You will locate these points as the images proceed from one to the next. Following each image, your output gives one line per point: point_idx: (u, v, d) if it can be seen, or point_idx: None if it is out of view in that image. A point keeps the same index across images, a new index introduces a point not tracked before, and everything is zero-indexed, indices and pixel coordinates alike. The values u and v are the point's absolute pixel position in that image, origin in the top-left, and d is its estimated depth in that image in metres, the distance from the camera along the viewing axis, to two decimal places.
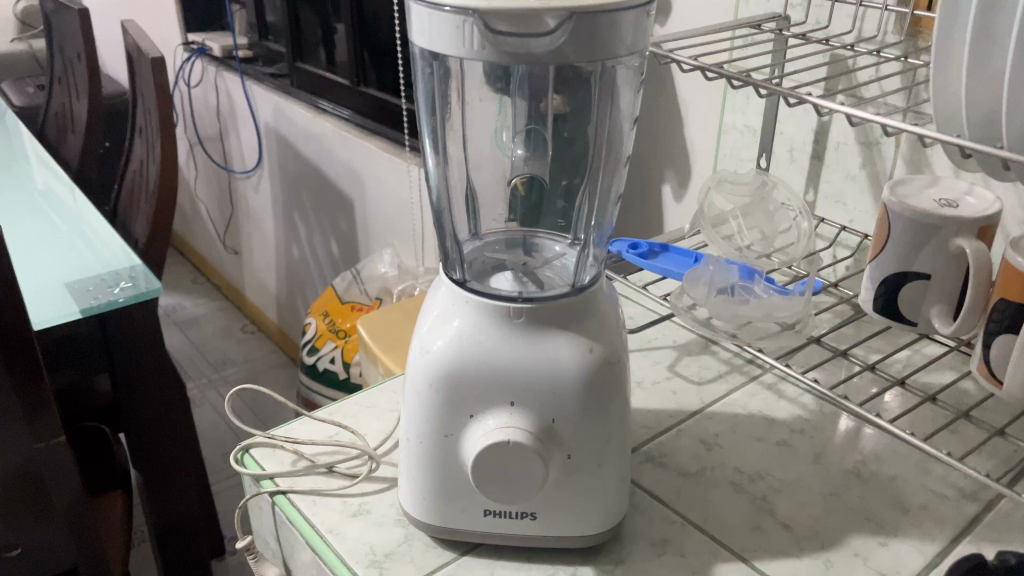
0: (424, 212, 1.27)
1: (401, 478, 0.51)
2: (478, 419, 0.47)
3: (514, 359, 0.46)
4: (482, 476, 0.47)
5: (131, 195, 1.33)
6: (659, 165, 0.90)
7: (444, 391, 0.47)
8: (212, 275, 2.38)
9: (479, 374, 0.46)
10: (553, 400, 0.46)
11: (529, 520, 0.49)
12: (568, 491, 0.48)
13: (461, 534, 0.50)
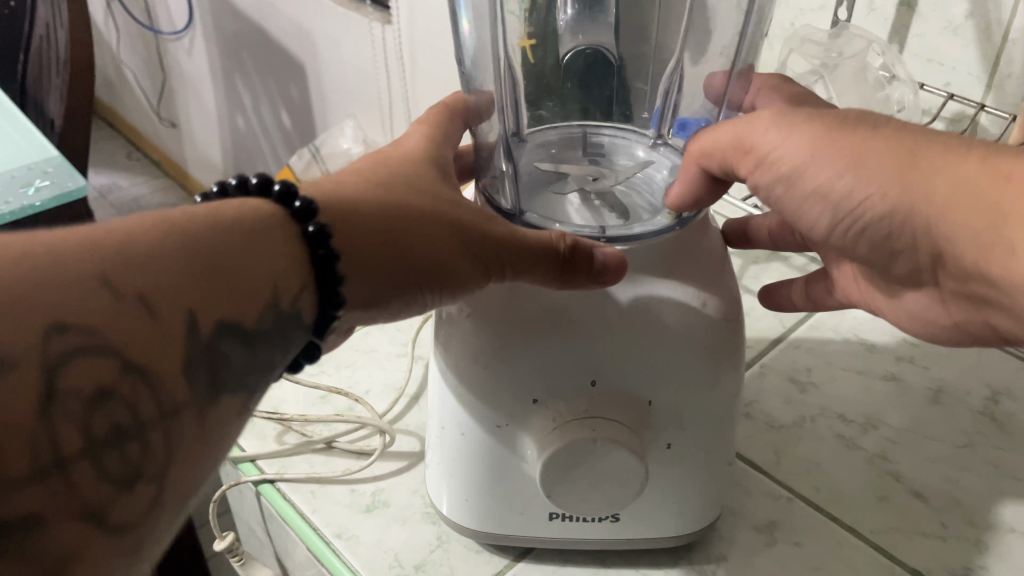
0: (392, 77, 1.08)
1: (434, 467, 0.39)
2: (546, 405, 0.33)
3: (602, 320, 0.32)
4: (553, 481, 0.34)
5: (41, 63, 1.11)
6: None
7: (496, 369, 0.33)
8: (149, 149, 2.15)
9: (550, 346, 0.32)
10: (654, 376, 0.33)
11: (610, 523, 0.37)
12: (663, 485, 0.36)
13: (519, 538, 0.38)
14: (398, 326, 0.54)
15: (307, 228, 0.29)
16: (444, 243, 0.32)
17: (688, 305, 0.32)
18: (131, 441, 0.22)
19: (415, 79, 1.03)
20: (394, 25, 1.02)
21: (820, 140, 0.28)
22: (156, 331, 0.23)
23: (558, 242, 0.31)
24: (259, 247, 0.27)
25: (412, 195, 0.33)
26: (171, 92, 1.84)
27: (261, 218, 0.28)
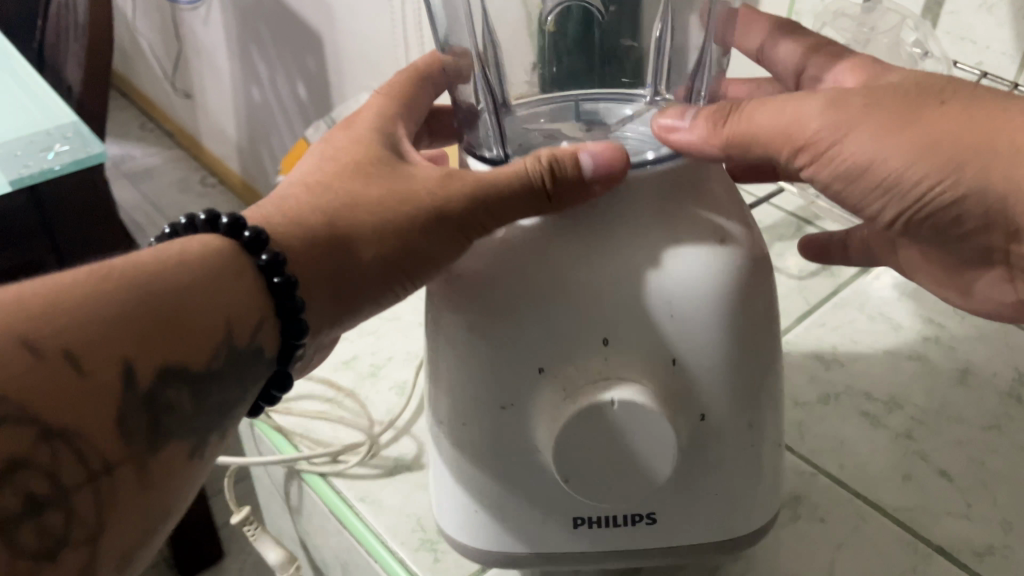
0: (411, 50, 1.07)
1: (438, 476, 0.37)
2: (553, 374, 0.32)
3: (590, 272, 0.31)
4: (570, 465, 0.31)
5: (58, 29, 1.11)
6: None
7: (494, 339, 0.32)
8: (163, 120, 2.15)
9: (542, 306, 0.31)
10: (664, 333, 0.31)
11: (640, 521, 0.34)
12: (686, 472, 0.33)
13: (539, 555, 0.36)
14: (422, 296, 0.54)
15: (262, 256, 0.30)
16: (395, 228, 0.33)
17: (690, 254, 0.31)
18: (57, 504, 0.24)
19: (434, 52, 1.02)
20: None
21: (887, 132, 0.29)
22: (89, 389, 0.24)
23: (534, 171, 0.32)
24: (204, 285, 0.28)
25: (362, 186, 0.34)
26: (186, 62, 1.83)
27: (208, 257, 0.29)
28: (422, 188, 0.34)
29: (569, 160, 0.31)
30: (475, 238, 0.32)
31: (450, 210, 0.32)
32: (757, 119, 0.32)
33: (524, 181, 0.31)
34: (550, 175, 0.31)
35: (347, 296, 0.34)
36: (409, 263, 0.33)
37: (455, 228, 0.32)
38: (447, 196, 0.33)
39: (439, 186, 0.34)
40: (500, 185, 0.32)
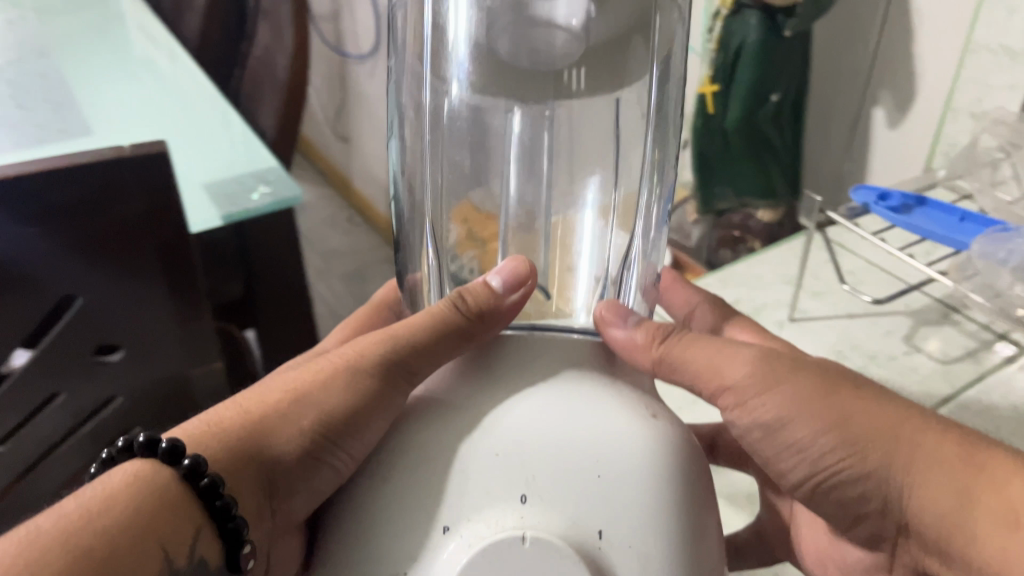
0: None
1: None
2: (466, 538, 0.33)
3: (479, 434, 0.35)
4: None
5: (257, 81, 1.25)
6: (848, 87, 0.78)
7: (417, 500, 0.34)
8: (318, 160, 2.32)
9: (456, 469, 0.34)
10: (577, 488, 0.33)
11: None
12: None
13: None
14: None
15: (184, 462, 0.35)
16: (329, 401, 0.39)
17: (593, 419, 0.35)
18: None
19: None
20: None
21: (799, 402, 0.39)
22: None
23: (452, 313, 0.40)
24: (125, 508, 0.33)
25: (286, 384, 0.40)
26: (348, 108, 1.99)
27: (131, 485, 0.34)
28: (347, 356, 0.41)
29: (479, 302, 0.40)
30: (406, 383, 0.39)
31: (371, 365, 0.39)
32: (689, 351, 0.40)
33: (440, 322, 0.40)
34: (468, 317, 0.40)
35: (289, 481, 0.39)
36: (331, 438, 0.38)
37: (383, 377, 0.39)
38: (368, 354, 0.40)
39: (363, 354, 0.40)
40: (418, 334, 0.40)
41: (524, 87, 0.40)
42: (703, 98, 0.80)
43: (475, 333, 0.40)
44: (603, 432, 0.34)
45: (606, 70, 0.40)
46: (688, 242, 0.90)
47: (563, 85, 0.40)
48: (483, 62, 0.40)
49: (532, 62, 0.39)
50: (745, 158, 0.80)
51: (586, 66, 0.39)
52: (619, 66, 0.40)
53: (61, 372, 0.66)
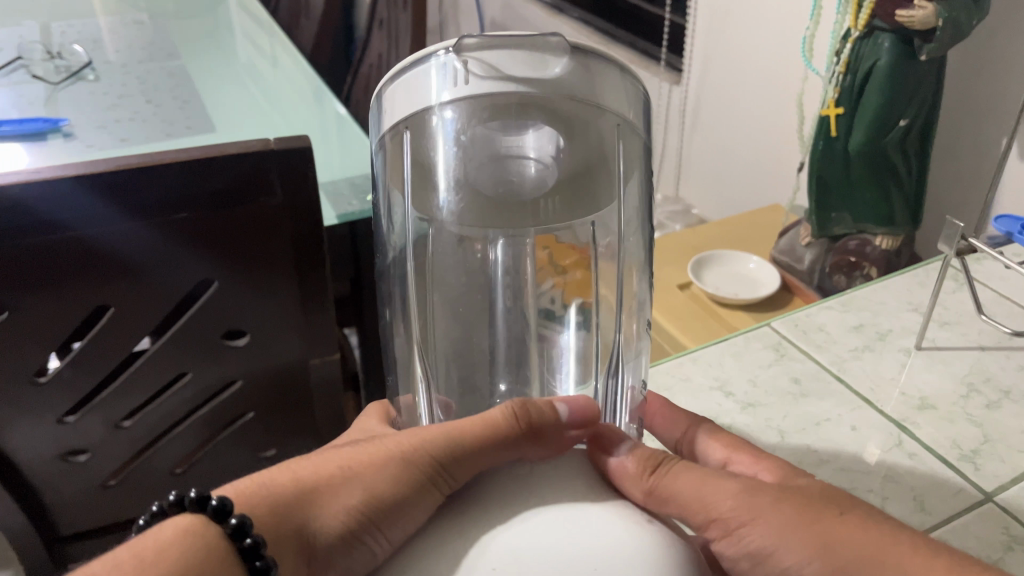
0: (673, 133, 1.15)
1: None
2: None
3: (477, 552, 0.31)
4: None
5: (369, 87, 1.29)
6: (982, 117, 0.72)
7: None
8: None
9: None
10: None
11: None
12: None
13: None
14: (711, 362, 0.61)
15: (231, 519, 0.32)
16: (369, 490, 0.35)
17: (590, 530, 0.31)
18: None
19: (699, 140, 1.09)
20: (684, 86, 1.09)
21: (783, 529, 0.34)
22: None
23: (513, 422, 0.36)
24: (171, 554, 0.31)
25: (330, 457, 0.37)
26: None
27: (184, 532, 0.32)
28: (399, 444, 0.36)
29: (539, 419, 0.36)
30: (450, 482, 0.35)
31: (422, 459, 0.35)
32: (678, 481, 0.36)
33: (501, 427, 0.36)
34: (528, 427, 0.36)
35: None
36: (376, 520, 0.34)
37: (426, 479, 0.35)
38: (421, 448, 0.36)
39: (415, 446, 0.36)
40: (475, 434, 0.35)
41: (499, 227, 0.40)
42: (825, 119, 0.76)
43: (528, 449, 0.36)
44: (601, 544, 0.30)
45: (570, 201, 0.39)
46: (801, 265, 0.87)
47: (538, 218, 0.39)
48: (455, 201, 0.39)
49: (502, 201, 0.38)
50: (866, 183, 0.76)
51: (557, 201, 0.39)
52: (587, 196, 0.39)
53: (190, 353, 0.72)
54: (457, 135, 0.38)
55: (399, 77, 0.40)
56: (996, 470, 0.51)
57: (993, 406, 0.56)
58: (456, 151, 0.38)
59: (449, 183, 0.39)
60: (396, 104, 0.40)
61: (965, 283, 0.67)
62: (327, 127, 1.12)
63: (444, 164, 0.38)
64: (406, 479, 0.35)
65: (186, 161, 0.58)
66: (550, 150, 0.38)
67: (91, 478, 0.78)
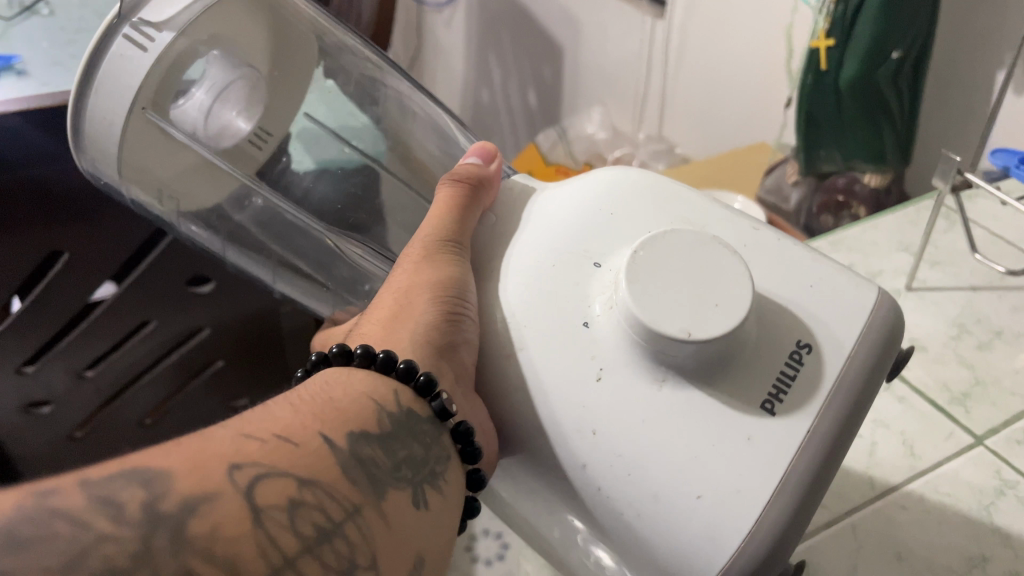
0: (657, 68, 1.10)
1: (621, 534, 0.31)
2: (603, 316, 0.32)
3: (517, 245, 0.36)
4: (685, 317, 0.30)
5: None
6: (977, 49, 0.68)
7: (511, 322, 0.34)
8: None
9: (523, 281, 0.34)
10: (609, 227, 0.35)
11: (803, 356, 0.31)
12: (768, 326, 0.32)
13: (746, 557, 0.28)
14: None
15: (357, 350, 0.33)
16: (432, 283, 0.36)
17: (569, 191, 0.37)
18: (336, 536, 0.27)
19: (683, 75, 1.05)
20: (668, 19, 1.04)
21: None
22: (300, 453, 0.28)
23: (457, 189, 0.39)
24: (331, 386, 0.32)
25: (378, 313, 0.37)
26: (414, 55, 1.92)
27: (335, 374, 0.33)
28: (409, 263, 0.38)
29: (464, 173, 0.40)
30: (460, 246, 0.38)
31: (434, 247, 0.37)
32: None
33: (456, 194, 0.39)
34: (471, 185, 0.40)
35: (468, 360, 0.35)
36: (447, 296, 0.36)
37: (450, 254, 0.37)
38: (423, 244, 0.38)
39: (431, 243, 0.38)
40: (449, 212, 0.38)
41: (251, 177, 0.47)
42: (816, 51, 0.72)
43: (482, 195, 0.40)
44: (579, 182, 0.38)
45: (287, 69, 0.47)
46: (788, 205, 0.85)
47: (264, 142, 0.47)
48: (197, 162, 0.43)
49: (256, 129, 0.46)
50: (858, 119, 0.72)
51: (303, 90, 0.49)
52: (278, 81, 0.47)
53: (152, 297, 0.71)
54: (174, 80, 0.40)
55: (81, 127, 0.41)
56: (987, 414, 0.51)
57: (985, 348, 0.55)
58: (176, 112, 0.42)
59: (184, 143, 0.42)
60: (98, 139, 0.40)
61: (958, 222, 0.65)
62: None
63: (172, 129, 0.41)
64: (435, 261, 0.37)
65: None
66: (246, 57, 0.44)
67: (57, 430, 0.76)
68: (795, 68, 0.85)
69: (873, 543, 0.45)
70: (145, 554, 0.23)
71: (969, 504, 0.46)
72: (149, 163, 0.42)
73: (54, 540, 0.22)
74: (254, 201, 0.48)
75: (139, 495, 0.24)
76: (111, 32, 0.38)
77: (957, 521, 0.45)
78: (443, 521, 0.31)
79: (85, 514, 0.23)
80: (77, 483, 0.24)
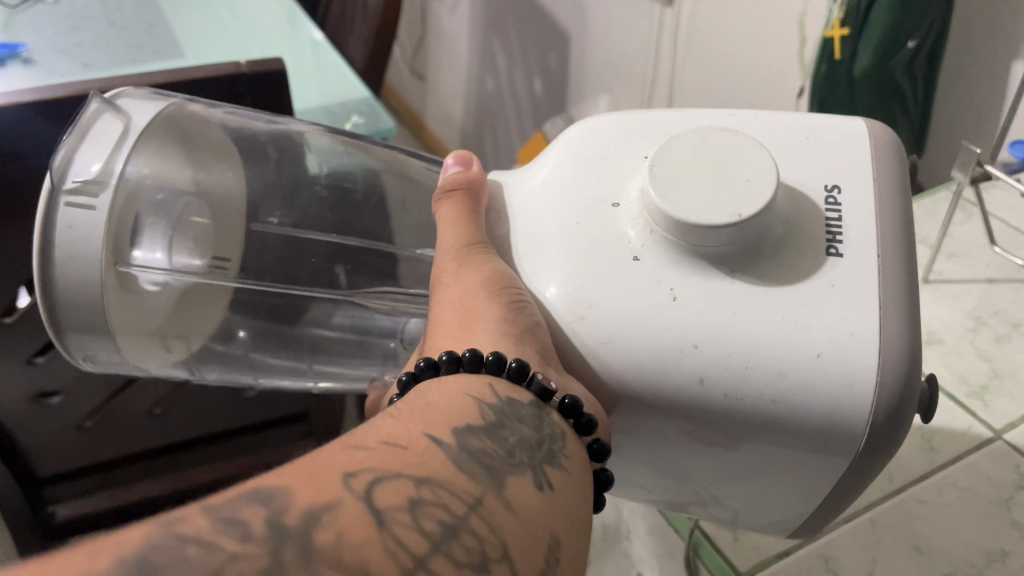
0: (664, 57, 1.09)
1: (767, 425, 0.33)
2: (644, 240, 0.35)
3: (534, 207, 0.39)
4: (722, 208, 0.33)
5: (343, 15, 1.20)
6: (990, 39, 0.68)
7: (565, 276, 0.35)
8: (388, 97, 2.20)
9: (563, 225, 0.37)
10: (614, 168, 0.38)
11: (837, 196, 0.36)
12: (805, 227, 0.35)
13: (889, 380, 0.31)
14: None
15: (442, 355, 0.34)
16: (485, 278, 0.36)
17: (561, 151, 0.40)
18: (462, 530, 0.25)
19: (690, 63, 1.05)
20: (676, 7, 1.03)
21: None
22: (409, 453, 0.27)
23: (456, 202, 0.40)
24: (430, 394, 0.31)
25: (442, 343, 0.36)
26: (415, 40, 1.91)
27: (429, 384, 0.33)
28: (449, 283, 0.38)
29: (456, 181, 0.41)
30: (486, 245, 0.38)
31: (470, 256, 0.38)
32: None
33: (462, 203, 0.40)
34: (466, 192, 0.40)
35: (550, 341, 0.35)
36: (503, 286, 0.36)
37: (483, 252, 0.38)
38: (456, 262, 0.38)
39: (463, 256, 0.38)
40: (466, 219, 0.39)
41: (213, 302, 0.49)
42: (828, 41, 0.71)
43: (479, 198, 0.41)
44: (562, 141, 0.41)
45: (215, 188, 0.50)
46: None
47: (217, 260, 0.49)
48: (168, 300, 0.45)
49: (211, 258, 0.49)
50: (872, 109, 0.72)
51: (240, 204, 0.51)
52: (212, 198, 0.49)
53: None
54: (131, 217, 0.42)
55: (56, 319, 0.41)
56: (1005, 406, 0.51)
57: (1002, 340, 0.55)
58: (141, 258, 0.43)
59: (153, 286, 0.44)
60: (79, 321, 0.41)
61: (975, 214, 0.64)
62: (299, 46, 1.06)
63: (142, 275, 0.43)
64: (477, 263, 0.37)
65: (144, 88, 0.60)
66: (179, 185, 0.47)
67: (63, 421, 0.76)
68: (806, 56, 0.85)
69: (893, 535, 0.45)
70: (277, 568, 0.21)
71: (988, 498, 0.47)
72: (129, 319, 0.43)
73: (183, 564, 0.20)
74: (241, 334, 0.53)
75: (259, 512, 0.23)
76: (51, 209, 0.39)
77: (978, 515, 0.46)
78: (573, 498, 0.30)
79: (210, 534, 0.21)
80: (198, 507, 0.22)
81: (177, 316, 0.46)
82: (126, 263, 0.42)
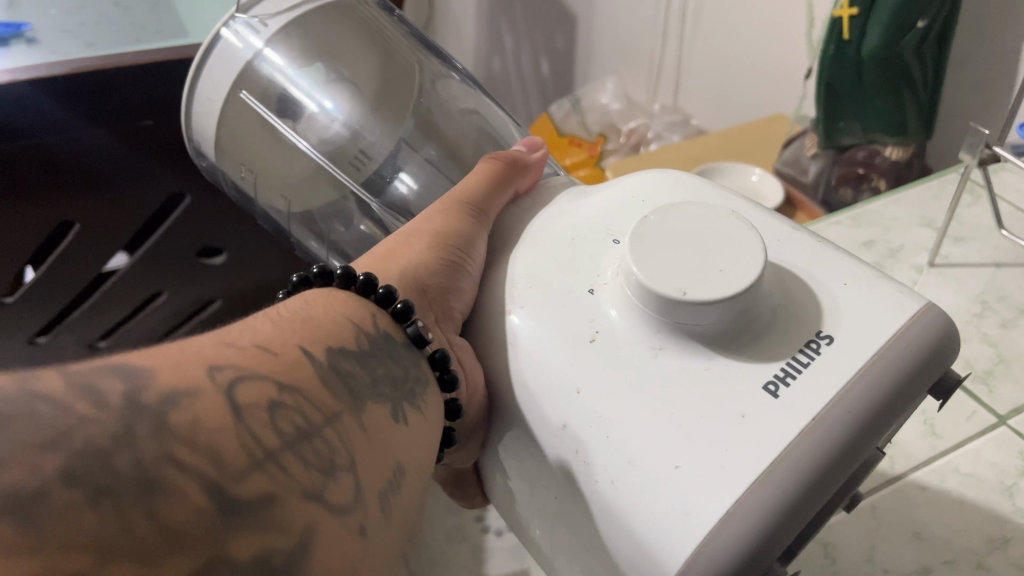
0: (672, 38, 1.08)
1: (595, 513, 0.30)
2: (607, 292, 0.34)
3: (548, 223, 0.38)
4: (686, 278, 0.31)
5: None
6: (995, 15, 0.66)
7: (522, 292, 0.35)
8: None
9: (533, 262, 0.36)
10: (620, 230, 0.36)
11: (823, 347, 0.31)
12: (767, 320, 0.32)
13: (718, 538, 0.26)
14: None
15: (338, 270, 0.34)
16: (443, 228, 0.38)
17: (607, 191, 0.39)
18: (316, 436, 0.27)
19: (697, 42, 1.04)
20: None
21: None
22: (279, 362, 0.28)
23: (489, 165, 0.42)
24: (315, 303, 0.32)
25: (397, 245, 0.39)
26: None
27: (320, 294, 0.33)
28: (427, 216, 0.40)
29: (506, 155, 0.43)
30: (477, 208, 0.40)
31: (458, 207, 0.40)
32: None
33: (493, 170, 0.41)
34: (507, 163, 0.42)
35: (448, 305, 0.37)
36: (457, 244, 0.38)
37: (468, 212, 0.39)
38: (445, 204, 0.40)
39: (451, 203, 0.40)
40: (481, 181, 0.41)
41: (332, 192, 0.50)
42: (838, 19, 0.70)
43: (516, 178, 0.42)
44: (626, 184, 0.39)
45: (391, 76, 0.50)
46: (806, 178, 0.83)
47: (372, 146, 0.49)
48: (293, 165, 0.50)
49: (356, 152, 0.49)
50: (880, 90, 0.70)
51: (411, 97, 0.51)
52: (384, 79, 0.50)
53: (162, 268, 0.72)
54: (269, 81, 0.47)
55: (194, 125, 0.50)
56: (1011, 392, 0.50)
57: (1009, 325, 0.54)
58: (283, 108, 0.49)
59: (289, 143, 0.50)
60: (200, 134, 0.50)
61: (983, 198, 0.63)
62: None
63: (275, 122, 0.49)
64: (457, 212, 0.39)
65: (135, 64, 0.60)
66: (351, 72, 0.49)
67: None
68: (815, 37, 0.83)
69: (893, 521, 0.45)
70: (125, 436, 0.23)
71: (991, 484, 0.46)
72: (252, 152, 0.50)
73: (30, 419, 0.22)
74: (358, 225, 0.52)
75: (118, 385, 0.24)
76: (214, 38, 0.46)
77: (975, 500, 0.46)
78: (424, 438, 0.33)
79: (65, 397, 0.23)
80: (56, 370, 0.24)
81: (297, 184, 0.51)
82: (255, 104, 0.48)
